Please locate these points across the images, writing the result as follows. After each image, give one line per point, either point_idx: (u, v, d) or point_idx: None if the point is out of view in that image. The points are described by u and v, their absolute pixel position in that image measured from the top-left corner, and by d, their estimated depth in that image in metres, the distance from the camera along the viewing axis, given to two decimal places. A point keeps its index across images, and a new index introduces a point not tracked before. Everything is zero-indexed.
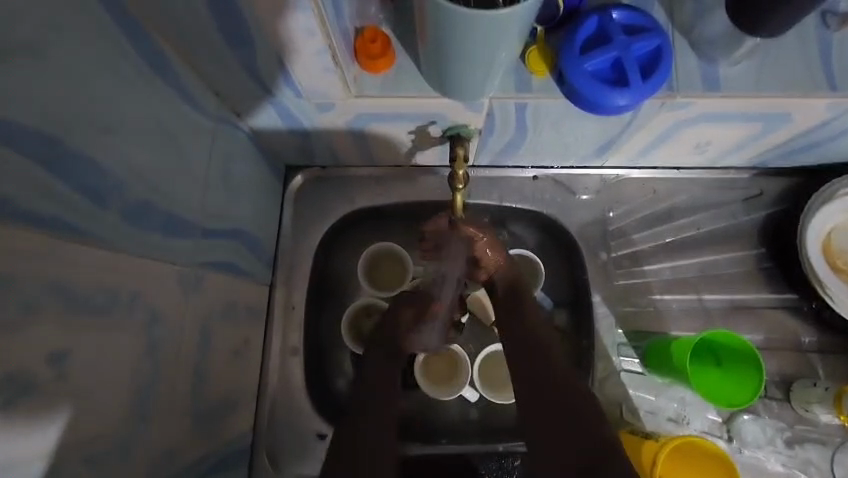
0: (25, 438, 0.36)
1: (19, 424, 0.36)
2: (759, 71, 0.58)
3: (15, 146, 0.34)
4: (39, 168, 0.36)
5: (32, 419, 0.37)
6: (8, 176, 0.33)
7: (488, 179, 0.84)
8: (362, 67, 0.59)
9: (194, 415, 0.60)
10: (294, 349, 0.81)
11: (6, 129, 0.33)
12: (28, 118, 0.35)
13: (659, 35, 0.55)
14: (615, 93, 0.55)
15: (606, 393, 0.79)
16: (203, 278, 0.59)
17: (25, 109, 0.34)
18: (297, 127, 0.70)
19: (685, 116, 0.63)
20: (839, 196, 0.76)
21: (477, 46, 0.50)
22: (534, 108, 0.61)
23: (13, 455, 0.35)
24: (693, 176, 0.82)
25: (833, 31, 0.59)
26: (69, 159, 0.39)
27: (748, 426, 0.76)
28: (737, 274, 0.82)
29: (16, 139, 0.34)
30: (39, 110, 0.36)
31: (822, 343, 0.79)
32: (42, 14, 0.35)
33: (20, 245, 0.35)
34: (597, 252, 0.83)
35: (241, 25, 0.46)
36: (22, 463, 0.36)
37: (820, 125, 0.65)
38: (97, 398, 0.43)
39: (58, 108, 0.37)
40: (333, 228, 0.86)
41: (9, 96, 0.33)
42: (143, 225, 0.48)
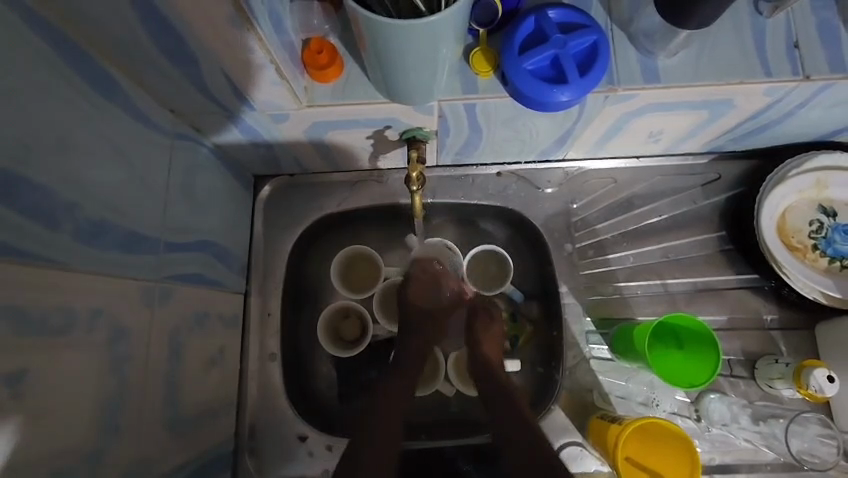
0: None
1: None
2: (697, 60, 0.60)
3: None
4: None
5: None
6: None
7: (453, 178, 0.86)
8: (312, 77, 0.61)
9: (169, 424, 0.61)
10: (272, 355, 0.83)
11: None
12: None
13: (594, 32, 0.56)
14: (556, 90, 0.56)
15: (578, 380, 0.81)
16: (170, 291, 0.61)
17: None
18: (259, 139, 0.71)
19: (632, 108, 0.65)
20: (790, 177, 0.78)
21: (415, 56, 0.52)
22: (483, 108, 0.63)
23: None
24: (652, 165, 0.85)
25: (765, 18, 0.61)
26: (20, 185, 0.40)
27: (716, 405, 0.77)
28: (701, 258, 0.84)
29: None
30: None
31: (785, 320, 0.81)
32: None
33: None
34: (563, 243, 0.85)
35: (182, 45, 0.48)
36: None
37: (765, 110, 0.67)
38: (61, 413, 0.44)
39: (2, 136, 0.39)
40: (305, 235, 0.87)
41: None
42: (100, 244, 0.49)
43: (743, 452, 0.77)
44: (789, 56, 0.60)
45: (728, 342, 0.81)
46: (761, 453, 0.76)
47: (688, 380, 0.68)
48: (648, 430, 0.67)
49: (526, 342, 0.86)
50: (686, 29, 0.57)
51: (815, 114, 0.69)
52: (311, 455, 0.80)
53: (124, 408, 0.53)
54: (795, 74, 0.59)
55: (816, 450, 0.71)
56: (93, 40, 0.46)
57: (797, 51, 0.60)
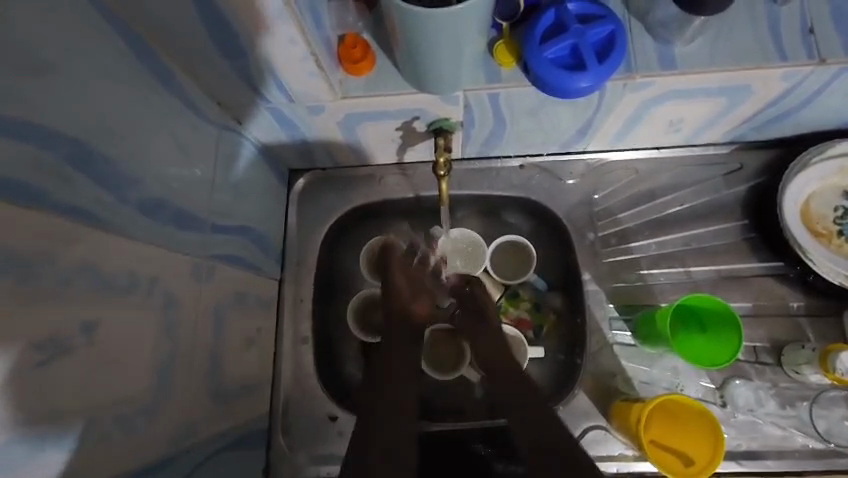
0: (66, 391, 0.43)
1: (61, 378, 0.42)
2: (712, 47, 0.62)
3: (48, 146, 0.41)
4: (65, 166, 0.43)
5: (71, 376, 0.43)
6: (43, 172, 0.41)
7: (477, 170, 0.89)
8: (346, 71, 0.66)
9: (211, 393, 0.66)
10: (303, 339, 0.87)
11: (45, 134, 0.41)
12: (56, 123, 0.42)
13: (611, 22, 0.60)
14: (575, 76, 0.59)
15: (601, 365, 0.82)
16: (215, 268, 0.66)
17: (53, 117, 0.42)
18: (295, 133, 0.77)
19: (652, 95, 0.68)
20: (812, 164, 0.78)
21: (442, 45, 0.56)
22: (506, 97, 0.66)
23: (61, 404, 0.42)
24: (673, 155, 0.86)
25: (780, 6, 0.63)
26: (92, 158, 0.46)
27: (741, 390, 0.78)
28: (723, 246, 0.85)
29: (49, 140, 0.41)
30: (69, 119, 0.43)
31: (811, 307, 0.81)
32: (58, 37, 0.42)
33: (53, 228, 0.41)
34: (586, 232, 0.87)
35: (233, 39, 0.53)
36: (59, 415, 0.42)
37: (783, 95, 0.69)
38: (123, 365, 0.49)
39: (80, 116, 0.44)
40: (335, 226, 0.92)
41: (42, 106, 0.41)
42: (157, 218, 0.55)
43: (770, 438, 0.76)
44: (803, 41, 0.61)
45: (753, 329, 0.81)
46: (790, 438, 0.76)
47: (710, 361, 0.70)
48: (666, 408, 0.70)
49: (550, 330, 0.88)
50: (700, 15, 0.59)
51: (834, 99, 0.70)
52: (341, 435, 0.83)
53: (174, 371, 0.58)
54: (810, 58, 0.61)
55: (839, 430, 0.76)
56: (155, 36, 0.52)
57: (811, 36, 0.61)
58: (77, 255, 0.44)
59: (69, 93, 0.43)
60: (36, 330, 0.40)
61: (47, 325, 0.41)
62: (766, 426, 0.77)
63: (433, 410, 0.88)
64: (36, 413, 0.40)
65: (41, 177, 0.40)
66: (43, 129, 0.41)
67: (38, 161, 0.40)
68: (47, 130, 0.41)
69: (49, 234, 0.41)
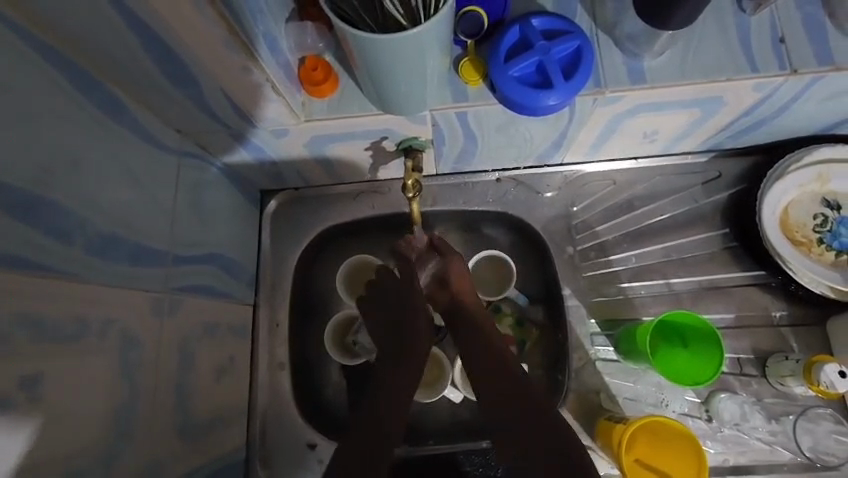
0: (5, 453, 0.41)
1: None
2: (682, 60, 0.61)
3: None
4: (3, 213, 0.41)
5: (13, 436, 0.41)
6: None
7: (453, 185, 0.87)
8: (309, 93, 0.64)
9: (179, 431, 0.64)
10: (280, 364, 0.85)
11: None
12: None
13: (577, 37, 0.58)
14: (543, 94, 0.58)
15: (584, 381, 0.80)
16: (179, 302, 0.64)
17: None
18: (263, 156, 0.75)
19: (622, 109, 0.66)
20: (790, 172, 0.77)
21: (403, 66, 0.54)
22: (474, 115, 0.65)
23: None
24: (651, 164, 0.85)
25: (749, 16, 0.61)
26: (36, 203, 0.44)
27: (726, 404, 0.76)
28: (704, 256, 0.84)
29: None
30: (4, 164, 0.41)
31: (794, 316, 0.80)
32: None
33: None
34: (565, 246, 0.86)
35: (184, 69, 0.51)
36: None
37: (757, 105, 0.67)
38: (75, 415, 0.47)
39: (20, 160, 0.42)
40: (310, 246, 0.90)
41: None
42: (111, 256, 0.53)
43: (757, 453, 0.75)
44: (774, 51, 0.60)
45: (737, 341, 0.80)
46: (777, 453, 0.75)
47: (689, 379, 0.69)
48: (651, 427, 0.68)
49: (533, 345, 0.85)
50: (664, 30, 0.57)
51: (809, 107, 0.69)
52: (320, 463, 0.81)
53: (135, 414, 0.56)
54: (782, 68, 0.60)
55: (826, 444, 0.75)
56: (103, 69, 0.50)
57: (782, 46, 0.60)
58: (16, 305, 0.41)
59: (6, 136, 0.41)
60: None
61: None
62: (752, 437, 0.75)
63: (417, 432, 0.85)
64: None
65: None
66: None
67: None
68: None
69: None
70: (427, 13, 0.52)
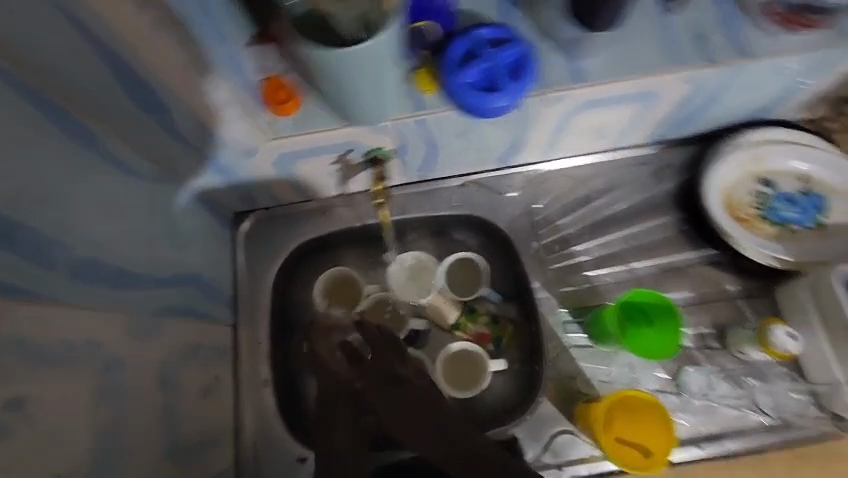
0: None
1: None
2: (618, 58, 0.67)
3: None
4: None
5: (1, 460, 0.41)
6: None
7: (420, 193, 0.92)
8: (274, 113, 0.67)
9: (168, 454, 0.63)
10: (264, 381, 0.85)
11: None
12: None
13: (521, 44, 0.63)
14: (495, 97, 0.62)
15: (561, 368, 0.84)
16: (159, 324, 0.64)
17: None
18: (233, 177, 0.77)
19: (569, 107, 0.72)
20: (729, 154, 0.84)
21: (362, 79, 0.57)
22: (433, 122, 0.69)
23: None
24: (603, 160, 0.92)
25: (673, 16, 0.68)
26: (17, 230, 0.45)
27: (693, 376, 0.81)
28: (660, 240, 0.90)
29: None
30: None
31: (749, 289, 0.86)
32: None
33: None
34: (529, 242, 0.91)
35: (152, 94, 0.53)
36: None
37: (690, 95, 0.74)
38: (62, 438, 0.47)
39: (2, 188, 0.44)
40: (287, 262, 0.92)
41: None
42: (90, 280, 0.53)
43: (728, 420, 0.79)
44: (697, 46, 0.67)
45: (698, 316, 0.85)
46: (746, 417, 0.80)
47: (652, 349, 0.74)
48: (628, 403, 0.72)
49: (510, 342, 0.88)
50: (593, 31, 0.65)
51: (736, 95, 0.76)
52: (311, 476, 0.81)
53: (123, 437, 0.56)
54: (705, 60, 0.66)
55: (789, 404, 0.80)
56: None
57: (703, 41, 0.67)
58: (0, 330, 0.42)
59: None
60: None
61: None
62: (719, 402, 0.80)
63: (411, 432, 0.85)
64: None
65: None
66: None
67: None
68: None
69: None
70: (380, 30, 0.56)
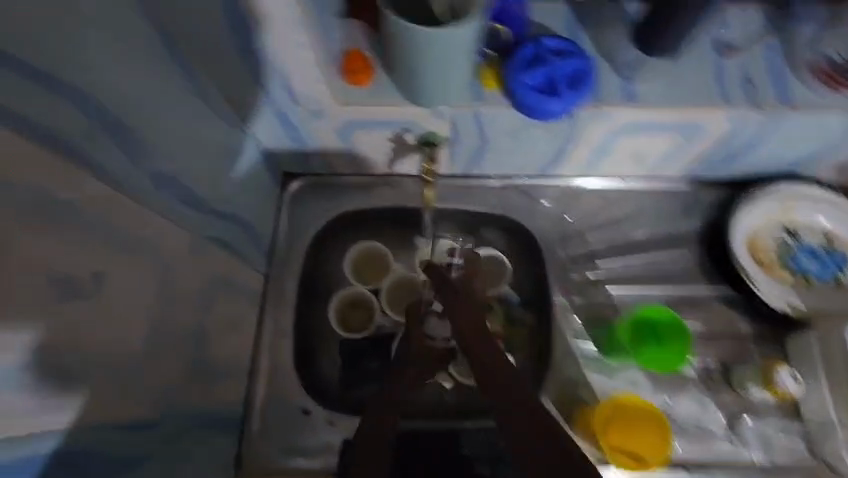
0: (83, 328, 0.48)
1: (72, 321, 0.46)
2: (670, 87, 0.72)
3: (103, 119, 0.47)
4: (108, 138, 0.48)
5: (80, 321, 0.47)
6: (95, 146, 0.47)
7: (460, 187, 0.98)
8: (348, 81, 0.73)
9: (196, 370, 0.68)
10: (284, 332, 0.91)
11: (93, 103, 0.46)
12: (109, 98, 0.48)
13: (582, 58, 0.69)
14: (550, 100, 0.68)
15: (564, 373, 0.88)
16: (211, 251, 0.71)
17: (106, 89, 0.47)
18: (296, 136, 0.82)
19: (616, 126, 0.77)
20: (758, 201, 0.89)
21: (444, 58, 0.63)
22: (489, 117, 0.75)
23: (68, 343, 0.46)
24: (634, 186, 0.98)
25: (727, 59, 0.73)
26: (96, 103, 0.46)
27: (691, 403, 0.85)
28: (678, 270, 0.94)
29: (99, 112, 0.47)
30: (119, 96, 0.49)
31: (760, 332, 0.88)
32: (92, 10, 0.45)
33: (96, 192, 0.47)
34: (556, 249, 0.97)
35: None
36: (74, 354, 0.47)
37: (729, 138, 0.79)
38: (122, 322, 0.52)
39: (114, 85, 0.48)
40: (327, 226, 0.97)
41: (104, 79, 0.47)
42: (169, 193, 0.60)
43: (723, 452, 0.82)
44: (745, 89, 0.72)
45: (707, 349, 0.89)
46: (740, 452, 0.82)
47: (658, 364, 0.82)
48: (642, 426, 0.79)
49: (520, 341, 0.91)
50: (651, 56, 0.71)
51: (775, 145, 0.80)
52: (313, 428, 0.86)
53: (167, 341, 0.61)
54: (750, 103, 0.72)
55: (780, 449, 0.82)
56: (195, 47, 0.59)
57: (748, 87, 0.72)
58: (78, 207, 0.46)
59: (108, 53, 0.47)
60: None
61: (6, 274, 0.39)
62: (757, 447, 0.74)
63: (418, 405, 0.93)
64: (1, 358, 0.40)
65: (95, 149, 0.47)
66: (48, 72, 0.41)
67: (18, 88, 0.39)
68: (83, 90, 0.44)
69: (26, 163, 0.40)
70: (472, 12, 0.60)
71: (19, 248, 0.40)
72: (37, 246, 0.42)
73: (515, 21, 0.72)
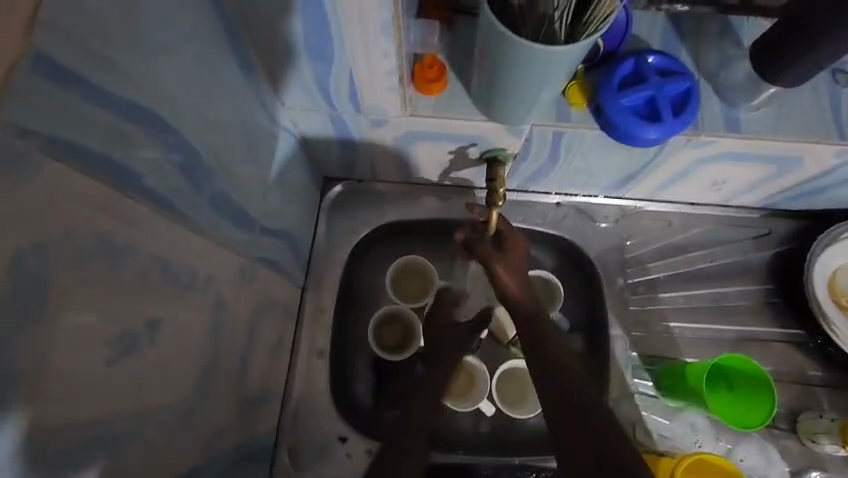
0: (138, 385, 0.41)
1: (127, 378, 0.39)
2: (776, 117, 0.64)
3: (159, 139, 0.40)
4: (165, 160, 0.41)
5: (137, 375, 0.41)
6: (153, 171, 0.40)
7: (514, 202, 0.88)
8: (418, 89, 0.64)
9: (237, 403, 0.62)
10: (320, 352, 0.84)
11: (151, 119, 0.39)
12: (168, 112, 0.41)
13: (688, 79, 0.62)
14: (648, 127, 0.61)
15: (621, 412, 0.82)
16: (256, 272, 0.63)
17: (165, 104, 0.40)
18: (347, 141, 0.74)
19: (707, 155, 0.68)
20: (841, 239, 0.82)
21: (544, 79, 0.55)
22: (570, 137, 0.67)
23: (122, 405, 0.39)
24: (705, 212, 0.87)
25: (841, 87, 0.66)
26: (155, 120, 0.39)
27: (753, 451, 0.81)
28: (747, 307, 0.86)
29: (157, 131, 0.40)
30: (176, 109, 0.42)
31: (828, 378, 0.84)
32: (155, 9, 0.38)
33: (155, 224, 0.40)
34: (615, 278, 0.87)
35: (328, 54, 0.54)
36: (132, 414, 0.40)
37: (827, 172, 0.71)
38: (175, 368, 0.46)
39: (169, 97, 0.41)
40: (367, 237, 0.90)
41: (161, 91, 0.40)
42: (223, 215, 0.52)
43: None
44: None
45: None
46: None
47: (744, 421, 0.75)
48: None
49: None
50: (768, 84, 0.63)
51: None
52: (348, 457, 0.81)
53: (212, 379, 0.55)
54: None
55: None
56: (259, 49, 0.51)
57: None
58: (142, 247, 0.39)
59: (167, 60, 0.40)
60: (52, 349, 0.32)
61: (74, 337, 0.33)
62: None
63: (458, 434, 0.87)
64: (68, 435, 0.34)
65: (152, 175, 0.39)
66: (107, 91, 0.34)
67: (79, 111, 0.32)
68: (142, 106, 0.38)
69: (94, 204, 0.34)
70: (586, 31, 0.51)
71: (76, 305, 0.33)
72: (101, 300, 0.36)
73: (612, 30, 0.64)
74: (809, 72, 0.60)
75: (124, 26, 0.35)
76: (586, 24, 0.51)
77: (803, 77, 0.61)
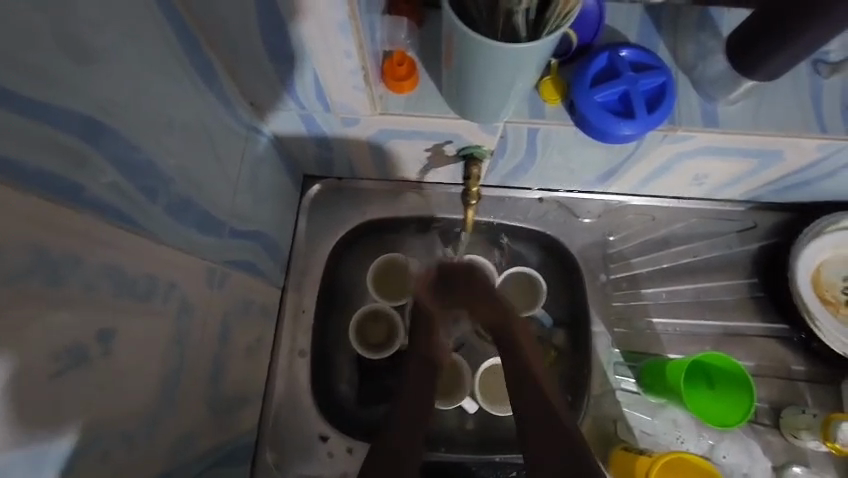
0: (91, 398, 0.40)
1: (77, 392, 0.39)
2: (755, 110, 0.63)
3: (103, 148, 0.39)
4: (111, 168, 0.40)
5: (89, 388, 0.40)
6: (98, 180, 0.39)
7: (495, 198, 0.87)
8: (388, 87, 0.63)
9: (209, 407, 0.62)
10: (301, 351, 0.84)
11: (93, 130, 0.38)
12: (112, 121, 0.40)
13: (663, 74, 0.61)
14: (621, 123, 0.60)
15: (602, 409, 0.82)
16: (228, 276, 0.63)
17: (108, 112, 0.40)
18: (321, 139, 0.73)
19: (685, 149, 0.67)
20: (826, 232, 0.81)
21: (512, 77, 0.54)
22: (545, 133, 0.66)
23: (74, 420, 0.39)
24: (688, 206, 0.86)
25: (823, 78, 0.64)
26: (98, 130, 0.39)
27: (735, 447, 0.81)
28: (730, 302, 0.86)
29: (100, 140, 0.39)
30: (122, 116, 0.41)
31: (811, 372, 0.83)
32: (91, 17, 0.37)
33: (102, 234, 0.40)
34: (597, 273, 0.86)
35: (289, 54, 0.53)
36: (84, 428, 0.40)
37: (811, 165, 0.70)
38: (133, 377, 0.46)
39: (114, 105, 0.40)
40: (348, 235, 0.89)
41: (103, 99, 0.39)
42: (183, 220, 0.52)
43: None
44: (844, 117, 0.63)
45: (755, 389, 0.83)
46: None
47: (720, 419, 0.74)
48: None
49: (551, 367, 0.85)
50: (748, 77, 0.61)
51: None
52: (330, 456, 0.81)
53: (179, 386, 0.54)
54: None
55: None
56: None
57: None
58: (87, 258, 0.39)
59: (111, 67, 0.39)
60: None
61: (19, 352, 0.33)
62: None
63: (440, 432, 0.87)
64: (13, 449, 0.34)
65: (96, 185, 0.39)
66: (36, 102, 0.33)
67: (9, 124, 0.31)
68: (82, 116, 0.37)
69: (33, 219, 0.33)
70: (547, 29, 0.50)
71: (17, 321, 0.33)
72: (44, 316, 0.35)
73: (585, 24, 0.63)
74: (784, 65, 0.59)
75: (55, 36, 0.34)
76: (546, 21, 0.50)
77: (779, 71, 0.60)
